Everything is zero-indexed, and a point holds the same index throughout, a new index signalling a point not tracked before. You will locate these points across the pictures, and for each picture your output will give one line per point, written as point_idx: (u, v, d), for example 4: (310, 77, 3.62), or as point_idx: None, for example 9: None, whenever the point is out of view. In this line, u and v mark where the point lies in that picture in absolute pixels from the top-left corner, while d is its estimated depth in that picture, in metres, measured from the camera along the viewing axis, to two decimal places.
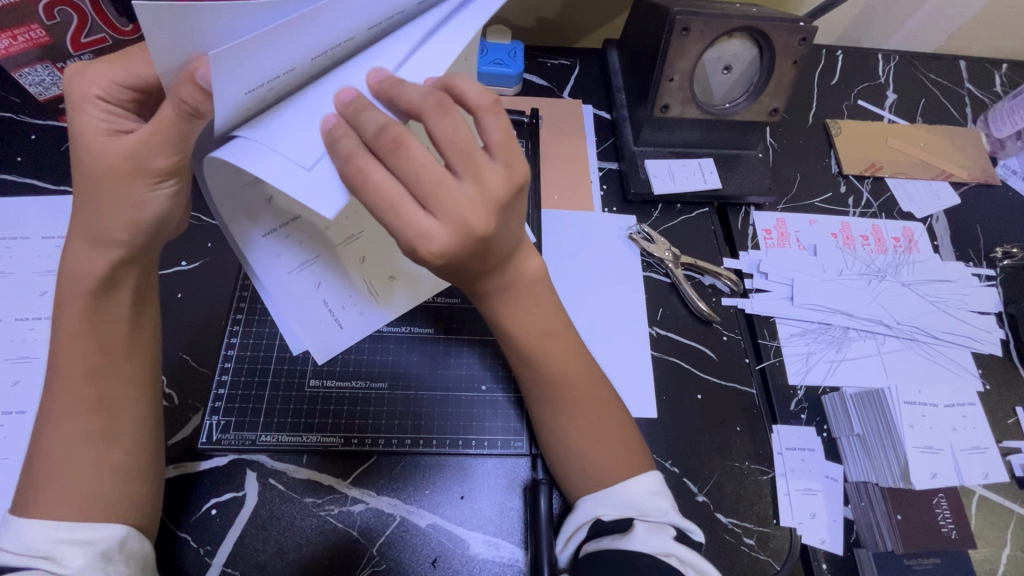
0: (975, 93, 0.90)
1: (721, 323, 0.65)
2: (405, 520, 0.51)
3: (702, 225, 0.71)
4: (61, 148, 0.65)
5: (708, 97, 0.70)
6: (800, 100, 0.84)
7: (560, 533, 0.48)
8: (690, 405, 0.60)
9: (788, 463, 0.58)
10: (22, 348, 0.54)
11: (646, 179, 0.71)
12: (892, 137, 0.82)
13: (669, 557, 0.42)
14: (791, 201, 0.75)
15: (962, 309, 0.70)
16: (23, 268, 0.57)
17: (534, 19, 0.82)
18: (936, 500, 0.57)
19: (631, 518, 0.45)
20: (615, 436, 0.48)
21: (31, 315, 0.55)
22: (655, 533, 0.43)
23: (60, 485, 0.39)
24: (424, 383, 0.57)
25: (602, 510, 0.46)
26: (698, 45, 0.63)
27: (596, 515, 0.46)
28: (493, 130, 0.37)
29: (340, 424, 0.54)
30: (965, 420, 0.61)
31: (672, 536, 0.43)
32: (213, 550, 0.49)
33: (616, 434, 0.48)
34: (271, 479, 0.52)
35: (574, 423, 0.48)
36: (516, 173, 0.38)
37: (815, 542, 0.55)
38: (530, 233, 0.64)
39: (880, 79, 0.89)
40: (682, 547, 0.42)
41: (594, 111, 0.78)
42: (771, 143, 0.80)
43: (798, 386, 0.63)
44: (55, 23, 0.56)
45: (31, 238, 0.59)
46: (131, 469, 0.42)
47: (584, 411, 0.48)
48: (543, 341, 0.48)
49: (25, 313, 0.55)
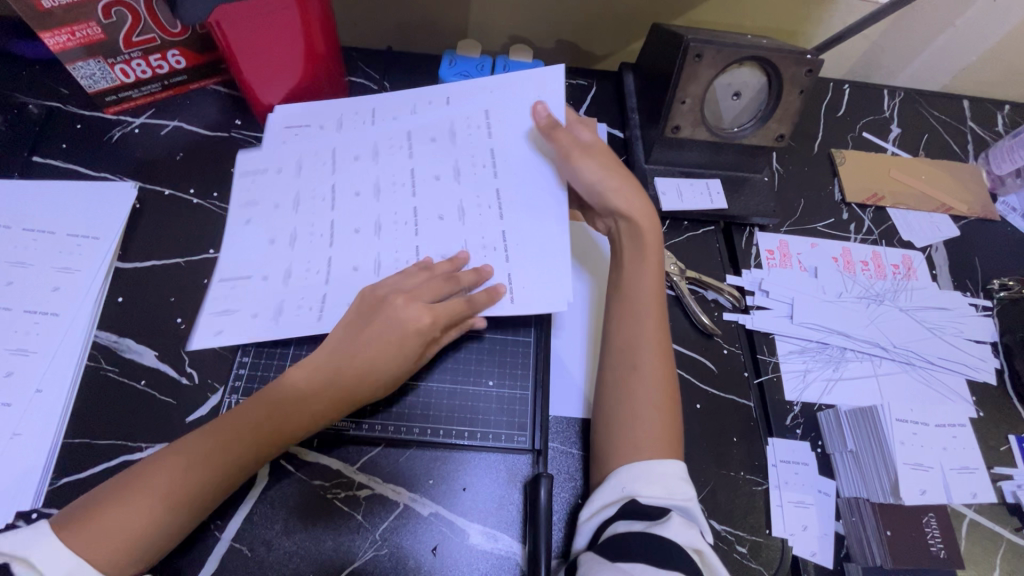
0: (976, 131, 0.93)
1: (722, 336, 0.67)
2: (409, 507, 0.54)
3: (707, 243, 0.74)
4: (103, 138, 0.69)
5: (717, 120, 0.72)
6: (807, 128, 0.87)
7: (586, 504, 0.51)
8: (688, 414, 0.62)
9: (781, 475, 0.60)
10: (22, 340, 0.55)
11: (656, 196, 0.74)
12: (894, 169, 0.85)
13: (695, 553, 0.45)
14: (794, 225, 0.78)
15: (958, 337, 0.72)
16: (43, 262, 0.59)
17: (556, 41, 0.86)
18: (926, 519, 0.58)
19: (665, 506, 0.48)
20: (652, 361, 0.55)
21: (40, 309, 0.57)
22: (689, 528, 0.46)
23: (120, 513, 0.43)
24: (433, 373, 0.58)
25: (638, 491, 0.49)
26: (710, 72, 0.66)
27: (631, 494, 0.49)
28: (561, 132, 0.61)
29: (351, 410, 0.56)
30: (956, 441, 0.62)
31: (698, 533, 0.46)
32: (223, 524, 0.51)
33: (655, 331, 0.56)
34: (282, 460, 0.55)
35: (609, 360, 0.56)
36: (580, 156, 0.61)
37: (806, 554, 0.57)
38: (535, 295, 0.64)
39: (885, 113, 0.92)
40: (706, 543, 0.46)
41: (608, 130, 0.81)
42: (777, 168, 0.83)
43: (795, 402, 0.65)
44: (111, 22, 0.61)
45: (37, 267, 0.59)
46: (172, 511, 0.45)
47: (661, 414, 0.53)
48: (620, 365, 0.55)
49: (35, 307, 0.57)
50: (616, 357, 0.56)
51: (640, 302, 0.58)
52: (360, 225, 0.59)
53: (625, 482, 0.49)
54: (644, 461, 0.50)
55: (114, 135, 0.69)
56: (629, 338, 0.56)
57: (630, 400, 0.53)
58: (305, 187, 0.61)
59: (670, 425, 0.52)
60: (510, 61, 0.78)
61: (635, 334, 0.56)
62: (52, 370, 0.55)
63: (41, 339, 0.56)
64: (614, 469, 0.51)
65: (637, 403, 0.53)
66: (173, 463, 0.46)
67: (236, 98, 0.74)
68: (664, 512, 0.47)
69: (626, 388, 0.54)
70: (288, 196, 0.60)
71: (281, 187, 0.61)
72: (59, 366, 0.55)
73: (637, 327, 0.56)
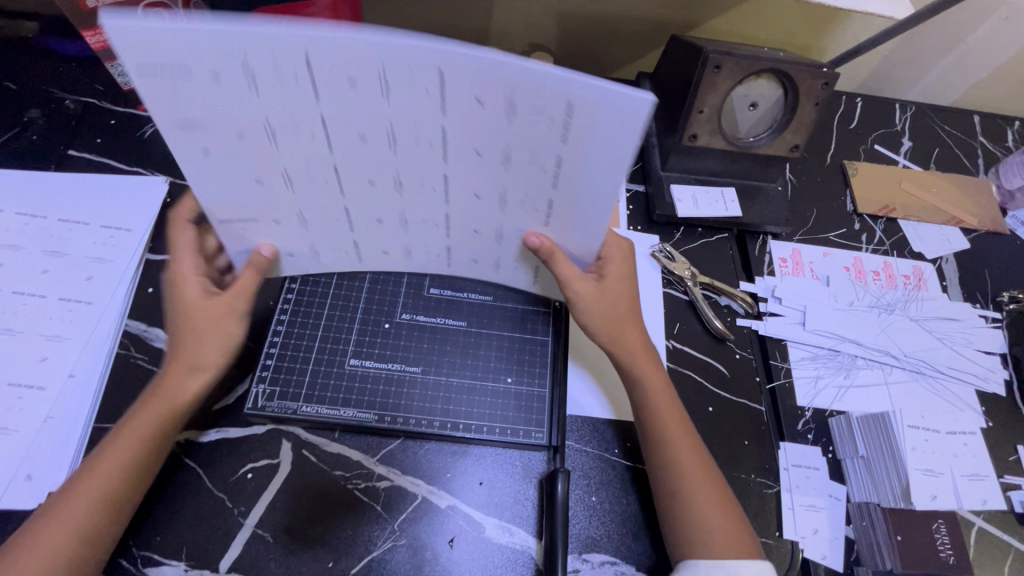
0: (987, 146, 0.95)
1: (735, 342, 0.69)
2: (427, 500, 0.55)
3: (720, 249, 0.75)
4: (136, 133, 0.71)
5: (733, 131, 0.74)
6: (820, 140, 0.89)
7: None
8: (701, 417, 0.63)
9: (792, 479, 0.61)
10: (58, 327, 0.57)
11: (671, 202, 0.75)
12: (905, 181, 0.86)
13: None
14: (807, 233, 0.79)
15: (967, 347, 0.73)
16: (79, 252, 0.61)
17: (575, 49, 0.88)
18: (935, 525, 0.58)
19: None
20: (705, 488, 0.52)
21: (74, 298, 0.59)
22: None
23: (53, 532, 0.44)
24: (454, 370, 0.59)
25: None
26: (727, 82, 0.68)
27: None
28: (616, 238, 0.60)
29: (374, 402, 0.57)
30: (966, 448, 0.64)
31: None
32: (246, 510, 0.53)
33: (683, 429, 0.55)
34: (304, 450, 0.56)
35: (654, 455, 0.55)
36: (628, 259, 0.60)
37: (816, 557, 0.58)
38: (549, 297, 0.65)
39: (897, 127, 0.94)
40: None
41: None
42: (791, 178, 0.84)
43: (806, 408, 0.66)
44: None
45: (73, 257, 0.61)
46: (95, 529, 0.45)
47: (717, 505, 0.51)
48: (668, 458, 0.54)
49: (70, 296, 0.59)
50: (653, 454, 0.55)
51: (669, 435, 0.55)
52: (375, 179, 0.50)
53: (725, 565, 0.48)
54: (725, 556, 0.49)
55: (146, 131, 0.71)
56: (663, 428, 0.55)
57: (682, 521, 0.51)
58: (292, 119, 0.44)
59: (733, 515, 0.52)
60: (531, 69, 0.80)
61: (686, 461, 0.53)
62: (84, 356, 0.56)
63: (75, 326, 0.57)
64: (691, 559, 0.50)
65: (699, 499, 0.51)
66: (91, 471, 0.46)
67: None
68: None
69: (683, 508, 0.51)
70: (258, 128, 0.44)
71: (270, 168, 0.48)
72: (91, 352, 0.57)
73: (669, 418, 0.56)
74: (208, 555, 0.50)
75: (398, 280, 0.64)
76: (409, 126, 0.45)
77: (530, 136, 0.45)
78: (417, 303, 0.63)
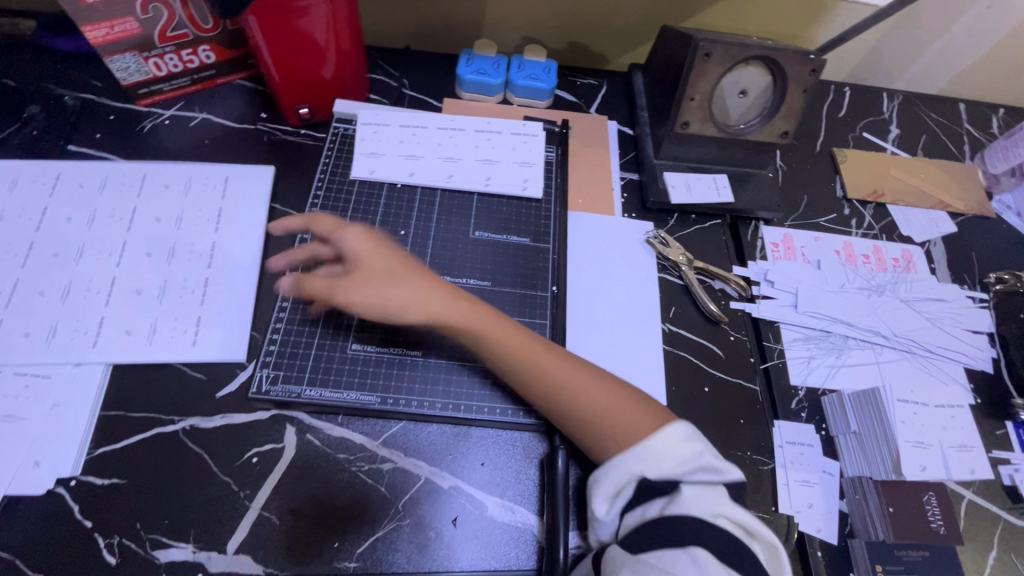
0: (973, 133, 0.97)
1: (729, 324, 0.70)
2: (430, 481, 0.56)
3: (713, 235, 0.76)
4: (136, 128, 0.72)
5: (724, 118, 0.75)
6: (810, 128, 0.91)
7: (597, 496, 0.50)
8: (697, 396, 0.65)
9: (787, 455, 0.62)
10: (60, 316, 0.58)
11: (664, 189, 0.77)
12: (893, 167, 0.88)
13: (718, 518, 0.45)
14: (797, 219, 0.81)
15: (955, 326, 0.74)
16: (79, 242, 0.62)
17: (568, 42, 0.90)
18: (926, 498, 0.60)
19: (677, 482, 0.47)
20: (612, 398, 0.53)
21: (75, 287, 0.59)
22: (708, 497, 0.46)
23: None
24: (453, 353, 0.60)
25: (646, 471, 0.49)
26: (717, 70, 0.69)
27: (641, 473, 0.49)
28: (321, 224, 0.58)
29: (376, 385, 0.58)
30: (954, 419, 0.65)
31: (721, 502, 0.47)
32: (252, 493, 0.54)
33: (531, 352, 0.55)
34: (308, 434, 0.57)
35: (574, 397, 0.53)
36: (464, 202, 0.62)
37: (811, 530, 0.59)
38: (546, 282, 0.67)
39: (884, 115, 0.95)
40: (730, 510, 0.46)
41: (618, 127, 0.84)
42: (781, 166, 0.86)
43: (799, 387, 0.67)
44: (148, 17, 0.64)
45: (73, 247, 0.61)
46: None
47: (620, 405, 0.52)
48: (577, 394, 0.53)
49: (70, 286, 0.59)
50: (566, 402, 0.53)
51: (540, 359, 0.55)
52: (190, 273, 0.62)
53: (630, 456, 0.49)
54: (643, 448, 0.49)
55: (145, 126, 0.72)
56: (553, 374, 0.54)
57: (583, 420, 0.52)
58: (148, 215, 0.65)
59: (644, 408, 0.53)
60: (524, 62, 0.82)
61: (568, 379, 0.54)
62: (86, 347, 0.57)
63: (76, 316, 0.58)
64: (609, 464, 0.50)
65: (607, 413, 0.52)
66: None
67: (261, 92, 0.77)
68: (675, 488, 0.47)
69: (581, 408, 0.53)
70: (106, 214, 0.64)
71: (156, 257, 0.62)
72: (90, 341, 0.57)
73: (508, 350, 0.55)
74: (215, 537, 0.51)
75: None
76: (196, 246, 0.64)
77: (192, 237, 0.64)
78: None
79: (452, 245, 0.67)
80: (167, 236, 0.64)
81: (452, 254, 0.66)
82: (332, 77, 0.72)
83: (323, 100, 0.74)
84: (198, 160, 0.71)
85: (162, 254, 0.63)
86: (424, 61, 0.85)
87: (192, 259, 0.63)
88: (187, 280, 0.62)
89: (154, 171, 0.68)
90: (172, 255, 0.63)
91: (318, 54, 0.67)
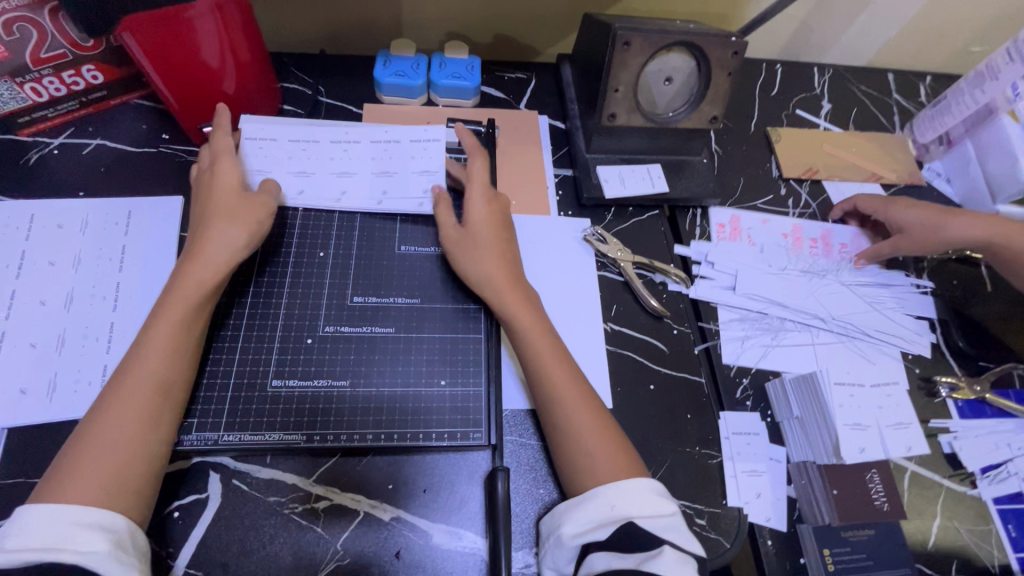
0: (902, 102, 0.98)
1: (672, 317, 0.69)
2: (370, 515, 0.53)
3: (652, 227, 0.75)
4: (20, 161, 0.65)
5: (651, 107, 0.73)
6: (743, 109, 0.90)
7: (574, 519, 0.50)
8: (643, 394, 0.64)
9: (734, 447, 0.62)
10: None
11: (598, 184, 0.75)
12: (826, 143, 0.88)
13: None
14: (735, 203, 0.80)
15: (896, 310, 0.74)
16: None
17: (492, 35, 0.86)
18: (869, 475, 0.60)
19: (660, 541, 0.48)
20: (582, 412, 0.55)
21: None
22: (683, 565, 0.47)
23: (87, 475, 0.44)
24: (385, 379, 0.58)
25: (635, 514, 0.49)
26: (639, 59, 0.67)
27: (630, 516, 0.49)
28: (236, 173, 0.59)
29: (303, 422, 0.55)
30: (890, 398, 0.64)
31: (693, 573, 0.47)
32: (175, 551, 0.50)
33: (546, 349, 0.58)
34: (234, 480, 0.53)
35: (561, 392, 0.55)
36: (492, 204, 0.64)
37: (761, 520, 0.59)
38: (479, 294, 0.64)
39: (816, 90, 0.95)
40: None
41: (549, 122, 0.81)
42: (717, 150, 0.85)
43: (743, 375, 0.67)
44: (14, 39, 0.58)
45: None
46: (149, 462, 0.47)
47: (594, 428, 0.54)
48: (563, 395, 0.55)
49: None
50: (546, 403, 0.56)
51: (551, 367, 0.57)
52: (88, 316, 0.57)
53: (617, 501, 0.50)
54: (622, 487, 0.50)
55: (31, 158, 0.66)
56: (556, 379, 0.56)
57: (573, 454, 0.53)
58: (40, 259, 0.59)
59: (616, 444, 0.54)
60: (445, 60, 0.78)
61: (580, 417, 0.54)
62: None
63: None
64: (595, 489, 0.51)
65: (578, 432, 0.54)
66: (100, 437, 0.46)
67: (162, 111, 0.72)
68: (658, 546, 0.47)
69: (565, 418, 0.55)
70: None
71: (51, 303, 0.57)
72: None
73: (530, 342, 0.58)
74: None
75: (319, 290, 0.61)
76: (99, 289, 0.59)
77: (92, 277, 0.59)
78: (341, 314, 0.60)
79: (378, 263, 0.64)
80: (61, 277, 0.59)
81: (379, 272, 0.63)
82: (235, 90, 0.67)
83: (228, 116, 0.69)
84: (95, 190, 0.65)
85: (58, 299, 0.58)
86: (341, 65, 0.81)
87: (94, 303, 0.58)
88: (91, 324, 0.57)
89: (42, 211, 0.62)
90: (67, 301, 0.58)
91: (214, 67, 0.62)
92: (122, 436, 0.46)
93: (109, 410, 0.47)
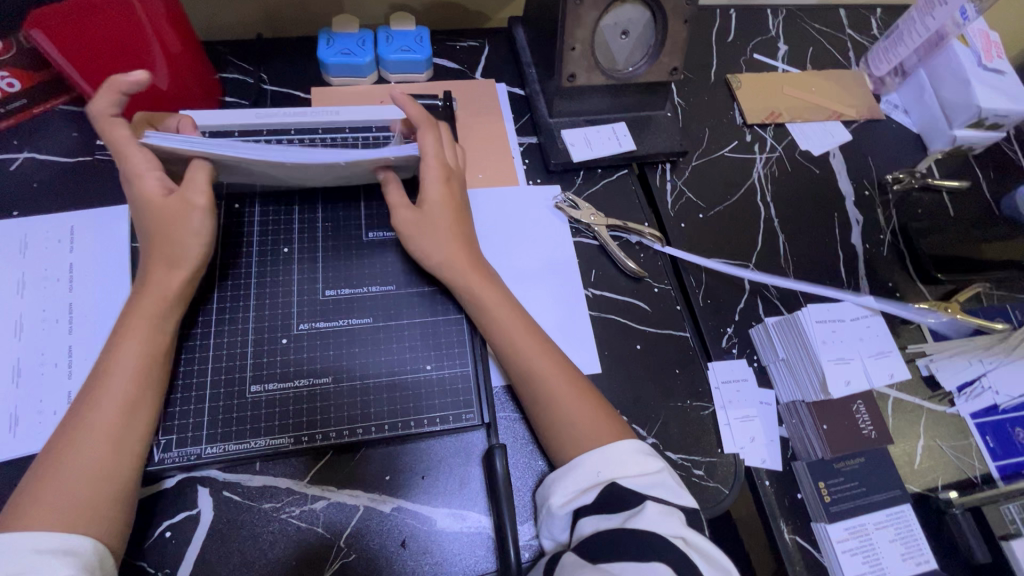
0: (855, 37, 0.98)
1: (651, 276, 0.69)
2: (369, 509, 0.52)
3: (622, 187, 0.74)
4: None
5: (611, 63, 0.71)
6: (701, 58, 0.89)
7: (560, 489, 0.50)
8: (630, 354, 0.64)
9: (725, 396, 0.63)
10: None
11: (564, 148, 0.73)
12: (787, 85, 0.87)
13: (677, 539, 0.44)
14: (703, 154, 0.79)
15: None
16: None
17: (438, 4, 0.82)
18: (855, 407, 0.62)
19: (644, 496, 0.47)
20: (565, 381, 0.54)
21: None
22: (668, 517, 0.45)
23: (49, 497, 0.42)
24: (369, 371, 0.56)
25: (621, 475, 0.49)
26: (592, 12, 0.65)
27: (613, 478, 0.49)
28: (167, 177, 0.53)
29: (288, 425, 0.53)
30: (869, 329, 0.66)
31: (682, 522, 0.46)
32: (172, 571, 0.48)
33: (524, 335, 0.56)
34: (225, 492, 0.51)
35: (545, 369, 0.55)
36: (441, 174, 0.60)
37: (757, 462, 0.60)
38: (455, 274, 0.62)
39: (771, 33, 0.95)
40: (690, 531, 0.45)
41: (508, 89, 0.79)
42: (679, 102, 0.84)
43: (727, 326, 0.68)
44: None
45: None
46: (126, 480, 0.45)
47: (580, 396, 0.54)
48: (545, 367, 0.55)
49: None
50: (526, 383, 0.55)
51: (536, 349, 0.55)
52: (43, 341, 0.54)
53: (603, 466, 0.50)
54: (605, 452, 0.50)
55: None
56: (537, 364, 0.55)
57: (553, 422, 0.53)
58: None
59: (601, 407, 0.54)
60: (392, 34, 0.74)
61: (556, 387, 0.54)
62: None
63: None
64: (581, 459, 0.50)
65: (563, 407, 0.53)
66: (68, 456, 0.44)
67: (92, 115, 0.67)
68: (642, 502, 0.47)
69: (546, 387, 0.54)
70: None
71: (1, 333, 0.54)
72: None
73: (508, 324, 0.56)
74: None
75: (288, 288, 0.59)
76: (49, 312, 0.55)
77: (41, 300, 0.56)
78: (314, 310, 0.58)
79: (347, 253, 0.61)
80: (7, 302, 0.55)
81: (349, 263, 0.61)
82: (168, 85, 0.62)
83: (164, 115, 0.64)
84: (30, 207, 0.60)
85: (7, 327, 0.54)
86: (281, 49, 0.76)
87: (46, 328, 0.54)
88: (47, 351, 0.54)
89: None
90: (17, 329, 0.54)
91: (139, 61, 0.58)
92: (90, 461, 0.44)
93: (80, 429, 0.45)
